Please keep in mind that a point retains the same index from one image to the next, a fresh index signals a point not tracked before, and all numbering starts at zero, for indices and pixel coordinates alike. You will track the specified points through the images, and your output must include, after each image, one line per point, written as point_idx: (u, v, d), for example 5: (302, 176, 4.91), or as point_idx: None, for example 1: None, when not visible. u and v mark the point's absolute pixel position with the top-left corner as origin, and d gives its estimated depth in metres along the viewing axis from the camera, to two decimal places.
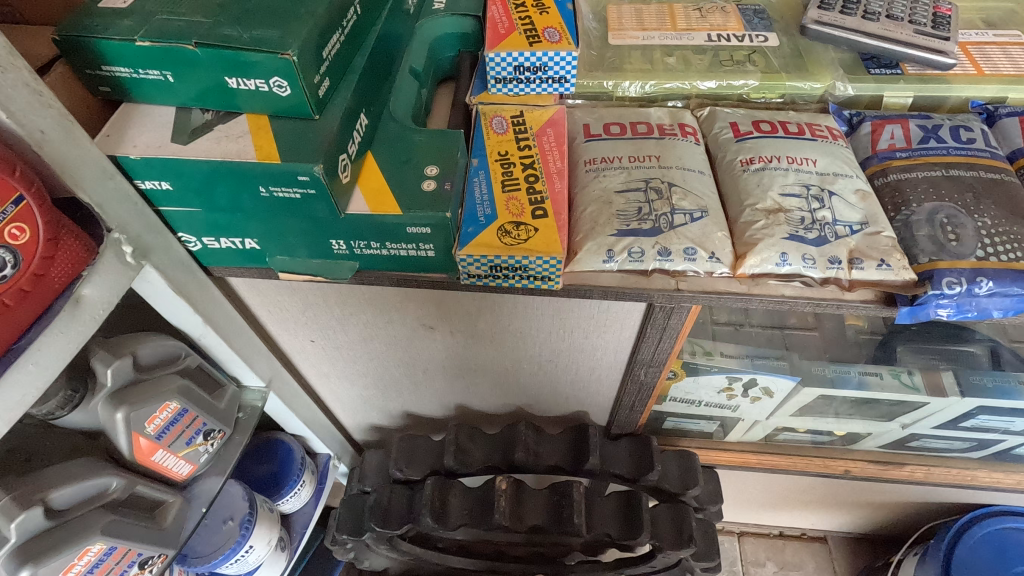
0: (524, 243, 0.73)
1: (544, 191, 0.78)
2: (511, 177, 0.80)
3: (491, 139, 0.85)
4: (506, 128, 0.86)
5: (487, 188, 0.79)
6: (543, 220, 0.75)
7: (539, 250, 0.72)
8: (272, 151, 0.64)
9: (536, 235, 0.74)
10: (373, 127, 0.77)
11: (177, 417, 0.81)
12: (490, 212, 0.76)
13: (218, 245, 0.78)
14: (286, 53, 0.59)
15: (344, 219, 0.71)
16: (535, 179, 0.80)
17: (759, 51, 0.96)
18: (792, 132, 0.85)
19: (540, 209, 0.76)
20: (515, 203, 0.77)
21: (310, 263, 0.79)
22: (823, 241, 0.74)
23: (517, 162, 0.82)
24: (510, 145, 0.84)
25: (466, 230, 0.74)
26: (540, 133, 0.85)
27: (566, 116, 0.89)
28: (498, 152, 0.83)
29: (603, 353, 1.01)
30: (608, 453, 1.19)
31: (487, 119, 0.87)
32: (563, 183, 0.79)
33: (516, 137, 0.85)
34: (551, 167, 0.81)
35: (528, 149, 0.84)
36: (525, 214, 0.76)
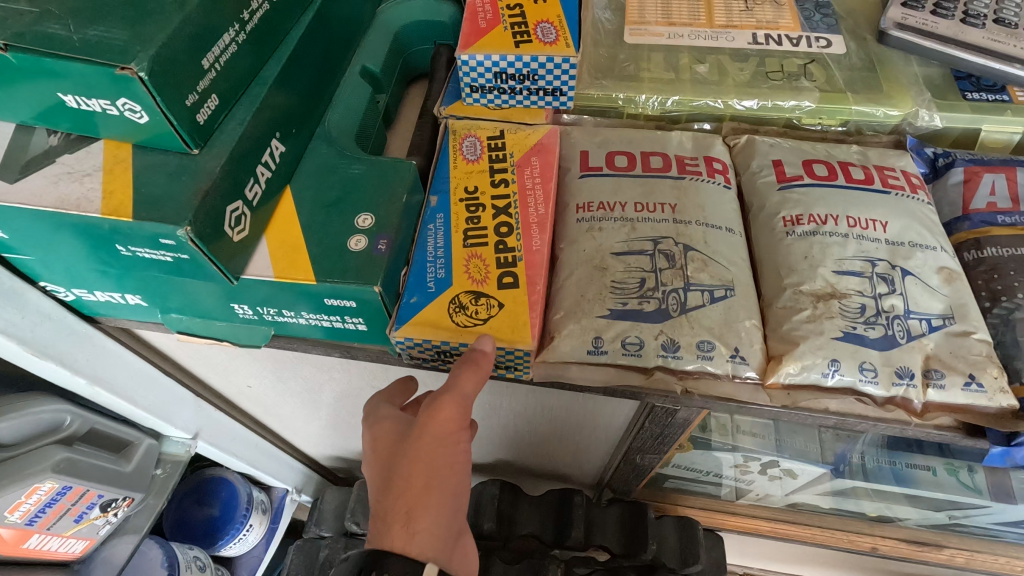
0: (482, 325, 0.54)
1: (517, 249, 0.59)
2: (476, 227, 0.61)
3: (458, 168, 0.65)
4: (479, 152, 0.67)
5: (444, 240, 0.60)
6: (510, 292, 0.56)
7: (501, 338, 0.54)
8: (124, 202, 0.45)
9: (499, 314, 0.55)
10: (295, 153, 0.58)
11: (55, 498, 0.67)
12: (442, 276, 0.57)
13: (95, 298, 0.60)
14: (128, 67, 0.40)
15: (240, 284, 0.53)
16: (508, 231, 0.60)
17: (818, 60, 0.73)
18: (856, 179, 0.64)
19: (508, 276, 0.57)
20: (478, 265, 0.58)
21: (212, 325, 0.61)
22: (889, 344, 0.54)
23: (487, 204, 0.62)
24: (482, 180, 0.64)
25: (409, 301, 0.56)
26: (522, 163, 0.65)
27: (559, 141, 0.68)
28: (465, 187, 0.64)
29: (592, 428, 0.83)
30: (594, 521, 1.00)
31: (456, 140, 0.67)
32: (543, 239, 0.60)
33: (490, 167, 0.65)
34: (530, 216, 0.61)
35: (504, 187, 0.64)
36: (488, 283, 0.57)
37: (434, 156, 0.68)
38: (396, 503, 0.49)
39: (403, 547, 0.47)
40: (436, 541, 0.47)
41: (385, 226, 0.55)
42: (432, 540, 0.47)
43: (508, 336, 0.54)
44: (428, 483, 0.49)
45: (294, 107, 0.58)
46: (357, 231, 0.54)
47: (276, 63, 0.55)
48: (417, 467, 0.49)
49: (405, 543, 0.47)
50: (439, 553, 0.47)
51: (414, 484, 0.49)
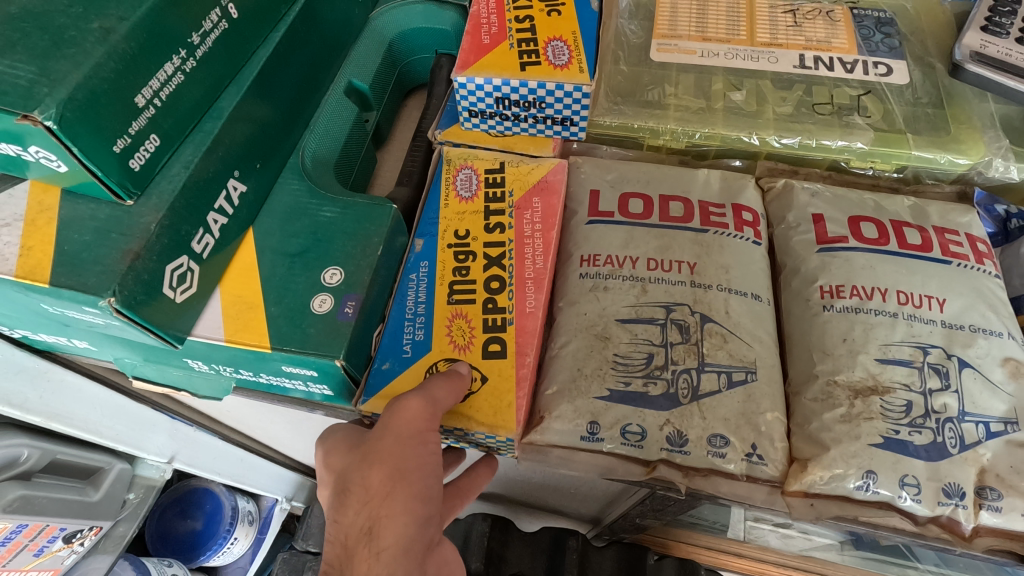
0: (460, 404, 0.47)
1: (508, 310, 0.51)
2: (464, 279, 0.53)
3: (448, 207, 0.57)
4: (475, 188, 0.58)
5: (426, 294, 0.52)
6: (496, 363, 0.48)
7: (480, 422, 0.46)
8: (43, 263, 0.39)
9: (480, 391, 0.47)
10: (260, 190, 0.51)
11: (10, 536, 0.64)
12: (420, 339, 0.50)
13: (41, 338, 0.53)
14: (30, 115, 0.34)
15: (188, 345, 0.46)
16: (499, 286, 0.52)
17: (874, 90, 0.63)
18: (911, 244, 0.54)
19: (495, 343, 0.49)
20: (461, 329, 0.50)
21: (168, 373, 0.55)
22: (938, 454, 0.46)
23: (478, 253, 0.54)
24: (474, 223, 0.56)
25: (379, 367, 0.49)
26: (522, 204, 0.57)
27: (566, 176, 0.59)
28: (454, 230, 0.56)
29: (589, 486, 0.75)
30: (589, 564, 0.91)
31: (450, 172, 0.59)
32: (540, 299, 0.51)
33: (486, 207, 0.57)
34: (526, 270, 0.53)
35: (499, 232, 0.55)
36: (471, 350, 0.49)
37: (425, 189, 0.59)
38: (357, 519, 0.42)
39: (367, 574, 0.39)
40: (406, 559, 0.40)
41: (355, 284, 0.48)
42: (400, 559, 0.40)
43: (489, 420, 0.46)
44: (394, 488, 0.41)
45: (261, 139, 0.51)
46: (323, 289, 0.48)
47: (236, 91, 0.48)
48: (378, 470, 0.42)
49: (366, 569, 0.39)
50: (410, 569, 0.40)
51: (376, 492, 0.41)
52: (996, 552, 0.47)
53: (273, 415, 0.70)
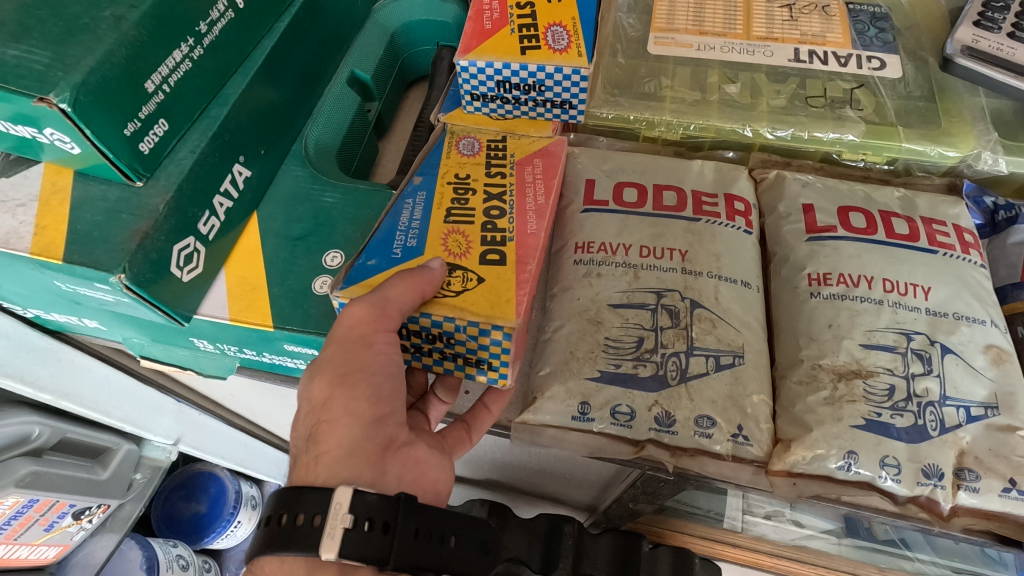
0: (452, 297, 0.45)
1: (508, 230, 0.49)
2: (463, 207, 0.51)
3: (450, 158, 0.56)
4: (477, 149, 0.58)
5: (421, 214, 0.51)
6: (494, 269, 0.46)
7: (475, 313, 0.44)
8: (56, 241, 0.41)
9: (476, 289, 0.45)
10: (264, 176, 0.53)
11: (21, 511, 0.66)
12: (412, 245, 0.48)
13: (53, 318, 0.56)
14: (46, 97, 0.36)
15: (194, 323, 0.48)
16: (500, 215, 0.51)
17: (867, 84, 0.64)
18: (898, 233, 0.56)
19: (493, 254, 0.47)
20: (456, 241, 0.49)
21: (175, 353, 0.57)
22: (919, 436, 0.47)
23: (478, 190, 0.53)
24: (475, 169, 0.55)
25: (365, 263, 0.47)
26: (523, 162, 0.56)
27: (566, 150, 0.59)
28: (454, 172, 0.55)
29: (584, 471, 0.77)
30: (585, 550, 0.93)
31: (452, 138, 0.59)
32: (542, 225, 0.50)
33: (488, 162, 0.56)
34: (528, 203, 0.52)
35: (500, 178, 0.54)
36: (468, 258, 0.47)
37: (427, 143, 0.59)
38: (304, 426, 0.46)
39: (309, 475, 0.43)
40: (351, 460, 0.43)
41: None
42: (345, 460, 0.43)
43: (485, 312, 0.44)
44: (334, 395, 0.45)
45: (265, 124, 0.53)
46: (324, 270, 0.49)
47: (242, 77, 0.50)
48: (320, 382, 0.45)
49: (311, 470, 0.43)
50: (359, 474, 0.43)
51: (321, 397, 0.45)
52: (974, 532, 0.48)
53: (276, 397, 0.72)
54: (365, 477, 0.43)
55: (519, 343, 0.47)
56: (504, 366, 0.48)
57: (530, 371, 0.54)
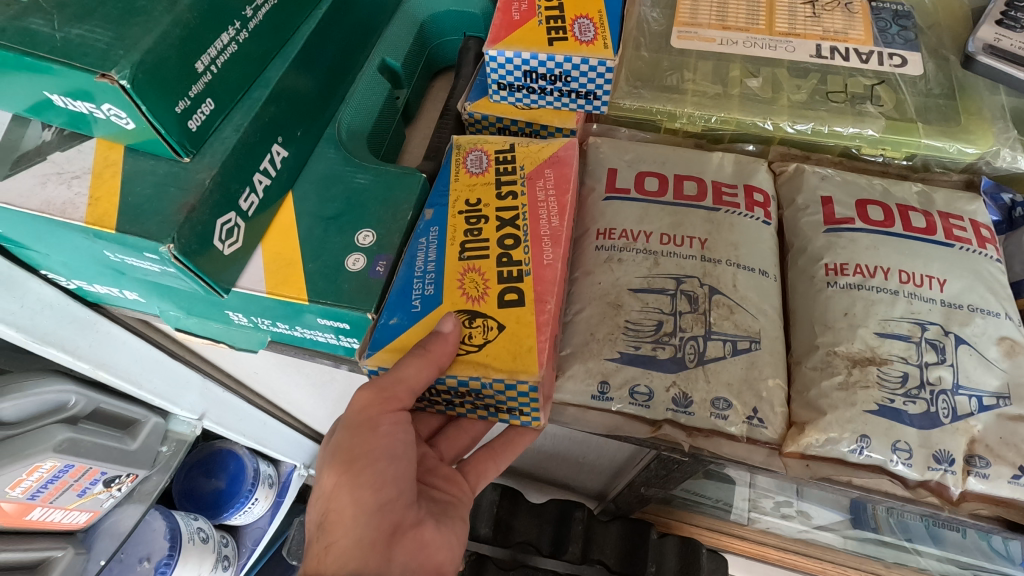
0: (476, 353, 0.45)
1: (524, 263, 0.49)
2: (477, 239, 0.51)
3: (459, 182, 0.55)
4: (486, 164, 0.56)
5: (436, 253, 0.51)
6: (513, 311, 0.47)
7: (499, 368, 0.44)
8: (110, 211, 0.43)
9: (498, 339, 0.46)
10: (300, 157, 0.55)
11: (58, 475, 0.68)
12: (431, 294, 0.49)
13: (95, 289, 0.59)
14: (108, 74, 0.38)
15: (233, 295, 0.50)
16: (515, 242, 0.51)
17: (888, 81, 0.65)
18: (915, 227, 0.57)
19: (511, 293, 0.48)
20: (473, 282, 0.49)
21: (209, 326, 0.60)
22: (930, 423, 0.49)
23: (491, 218, 0.52)
24: (486, 192, 0.54)
25: (387, 322, 0.48)
26: (535, 175, 0.55)
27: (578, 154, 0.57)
28: (465, 200, 0.54)
29: (597, 456, 0.79)
30: (594, 536, 0.96)
31: (459, 154, 0.57)
32: (558, 252, 0.50)
33: (498, 180, 0.55)
34: (541, 228, 0.52)
35: (512, 199, 0.53)
36: (486, 301, 0.48)
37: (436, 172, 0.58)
38: (317, 513, 0.49)
39: (321, 565, 0.46)
40: (359, 551, 0.46)
41: (386, 246, 0.51)
42: (353, 551, 0.46)
43: (509, 365, 0.44)
44: (342, 481, 0.48)
45: (301, 108, 0.55)
46: (356, 248, 0.51)
47: (282, 62, 0.52)
48: (331, 474, 0.48)
49: (323, 561, 0.46)
50: (365, 563, 0.46)
51: (330, 486, 0.48)
52: (983, 518, 0.49)
53: (301, 373, 0.75)
54: (372, 567, 0.46)
55: (545, 384, 0.48)
56: (534, 410, 0.48)
57: None
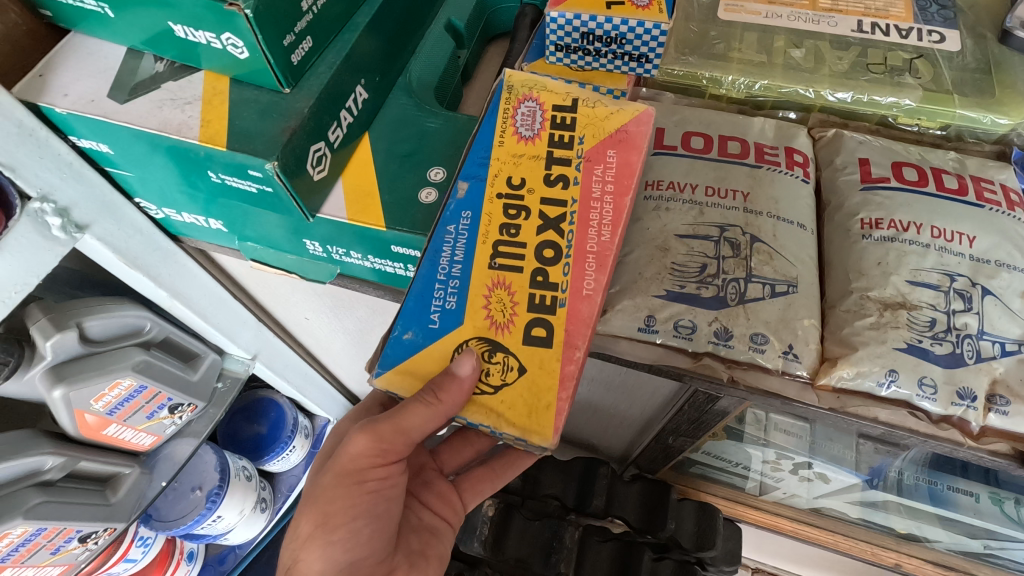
0: (490, 397, 0.47)
1: (559, 290, 0.49)
2: (512, 241, 0.51)
3: (503, 146, 0.54)
4: (536, 129, 0.55)
5: (464, 253, 0.51)
6: (537, 354, 0.48)
7: (512, 421, 0.47)
8: (220, 132, 0.48)
9: (514, 385, 0.47)
10: (376, 101, 0.60)
11: (133, 395, 0.73)
12: (452, 310, 0.50)
13: (182, 218, 0.64)
14: (235, 3, 0.43)
15: (317, 221, 0.56)
16: (552, 254, 0.50)
17: (926, 55, 0.69)
18: (948, 188, 0.60)
19: (538, 329, 0.48)
20: (499, 304, 0.49)
21: (284, 257, 0.65)
22: (955, 363, 0.52)
23: (531, 211, 0.52)
24: (531, 172, 0.53)
25: (402, 337, 0.49)
26: (593, 158, 0.54)
27: (649, 129, 0.55)
28: (504, 174, 0.53)
29: (628, 407, 0.83)
30: (616, 495, 1.03)
31: (509, 106, 0.56)
32: (600, 281, 0.49)
33: (548, 153, 0.54)
34: (588, 244, 0.51)
35: (561, 188, 0.53)
36: (511, 332, 0.49)
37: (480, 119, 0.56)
38: (289, 556, 0.58)
39: None
40: None
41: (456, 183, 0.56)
42: None
43: (522, 422, 0.47)
44: (316, 533, 0.57)
45: (380, 56, 0.60)
46: (428, 183, 0.56)
47: (368, 10, 0.56)
48: (308, 523, 0.57)
49: None
50: None
51: (305, 535, 0.57)
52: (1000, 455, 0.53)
53: (360, 308, 0.81)
54: None
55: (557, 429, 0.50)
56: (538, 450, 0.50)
57: None
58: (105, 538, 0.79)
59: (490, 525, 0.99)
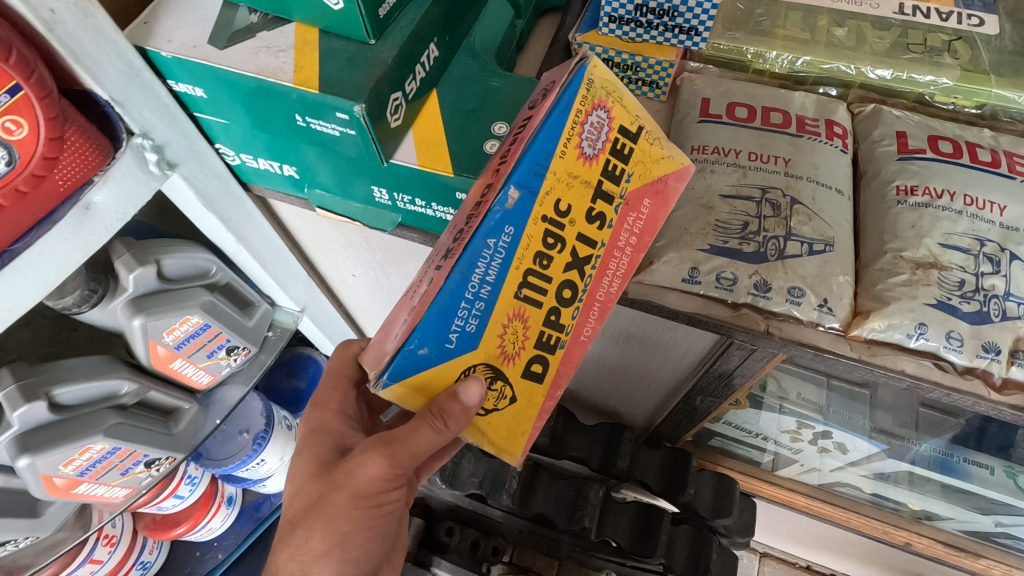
0: (481, 419, 0.50)
1: (563, 332, 0.52)
2: (541, 274, 0.49)
3: (564, 160, 0.48)
4: (597, 150, 0.50)
5: (496, 275, 0.47)
6: (529, 387, 0.51)
7: (492, 442, 0.51)
8: (312, 77, 0.53)
9: (504, 412, 0.51)
10: (444, 60, 0.64)
11: (198, 331, 0.78)
12: (470, 332, 0.47)
13: (257, 165, 0.69)
14: None
15: (388, 167, 0.60)
16: (569, 295, 0.51)
17: (966, 37, 0.72)
18: (981, 160, 0.63)
19: (537, 364, 0.51)
20: (513, 336, 0.49)
21: (349, 205, 0.70)
22: (981, 320, 0.56)
23: (565, 245, 0.50)
24: (579, 201, 0.49)
25: (415, 352, 0.46)
26: (632, 204, 0.53)
27: (683, 187, 0.56)
28: (555, 193, 0.48)
29: (658, 368, 0.87)
30: (639, 460, 1.07)
31: (581, 114, 0.48)
32: (596, 329, 0.54)
33: (599, 182, 0.50)
34: (599, 290, 0.53)
35: (597, 227, 0.51)
36: (515, 365, 0.50)
37: (549, 105, 0.47)
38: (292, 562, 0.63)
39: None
40: None
41: None
42: None
43: (500, 443, 0.52)
44: (331, 546, 0.62)
45: (450, 17, 0.64)
46: (492, 136, 0.60)
47: None
48: (320, 539, 0.61)
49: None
50: None
51: (319, 547, 0.62)
52: None
53: (409, 262, 0.86)
54: None
55: None
56: None
57: None
58: (165, 467, 0.85)
59: (519, 480, 1.03)
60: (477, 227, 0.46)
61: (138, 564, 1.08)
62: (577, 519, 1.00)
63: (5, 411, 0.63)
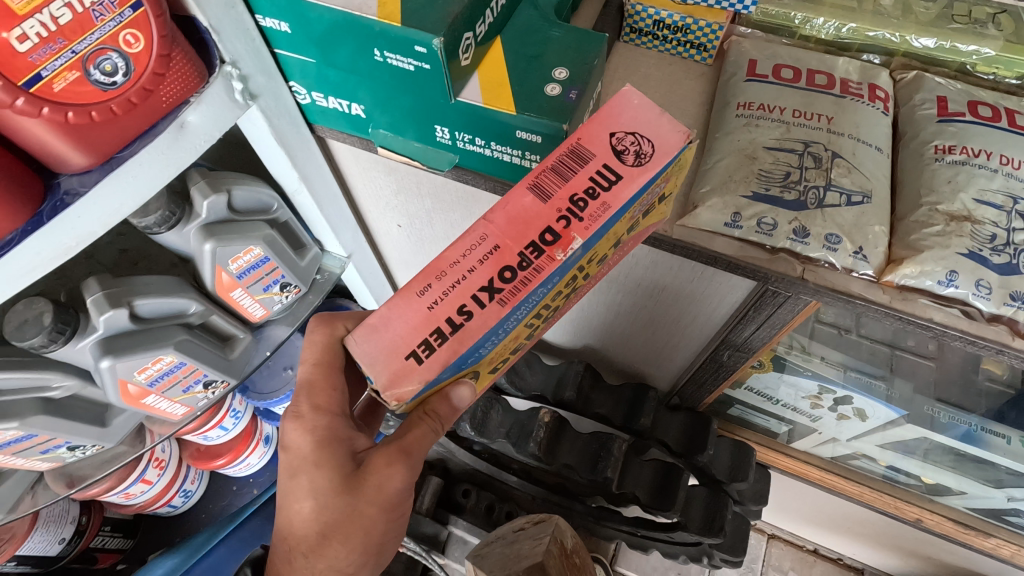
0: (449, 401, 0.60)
1: (528, 337, 0.62)
2: (546, 308, 0.57)
3: (615, 229, 0.53)
4: (639, 214, 0.54)
5: (523, 314, 0.53)
6: (489, 374, 0.62)
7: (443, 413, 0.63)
8: (395, 11, 0.57)
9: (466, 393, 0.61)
10: (510, 8, 0.68)
11: (258, 263, 0.83)
12: (482, 355, 0.54)
13: (327, 104, 0.74)
14: None
15: (454, 105, 0.64)
16: (549, 314, 0.60)
17: (1010, 12, 0.74)
18: (1019, 125, 0.66)
19: (503, 361, 0.61)
20: (503, 348, 0.58)
21: (411, 145, 0.75)
22: (1010, 271, 0.59)
23: (570, 286, 0.57)
24: (600, 256, 0.56)
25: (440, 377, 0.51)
26: (625, 246, 0.60)
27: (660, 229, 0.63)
28: (593, 254, 0.53)
29: (688, 325, 0.89)
30: (660, 420, 1.11)
31: (650, 190, 0.52)
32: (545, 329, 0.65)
33: (620, 238, 0.56)
34: (564, 304, 0.62)
35: (595, 268, 0.58)
36: (492, 364, 0.59)
37: (638, 187, 0.50)
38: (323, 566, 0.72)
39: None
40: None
41: (577, 81, 0.64)
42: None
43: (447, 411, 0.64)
44: (363, 553, 0.72)
45: None
46: (553, 80, 0.64)
47: None
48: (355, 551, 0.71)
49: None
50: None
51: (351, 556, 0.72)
52: None
53: (453, 213, 0.90)
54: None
55: None
56: None
57: (689, 189, 0.68)
58: (220, 390, 0.91)
59: (546, 429, 1.08)
60: (531, 287, 0.50)
61: (180, 492, 1.15)
62: (600, 469, 1.05)
63: (93, 314, 0.68)
